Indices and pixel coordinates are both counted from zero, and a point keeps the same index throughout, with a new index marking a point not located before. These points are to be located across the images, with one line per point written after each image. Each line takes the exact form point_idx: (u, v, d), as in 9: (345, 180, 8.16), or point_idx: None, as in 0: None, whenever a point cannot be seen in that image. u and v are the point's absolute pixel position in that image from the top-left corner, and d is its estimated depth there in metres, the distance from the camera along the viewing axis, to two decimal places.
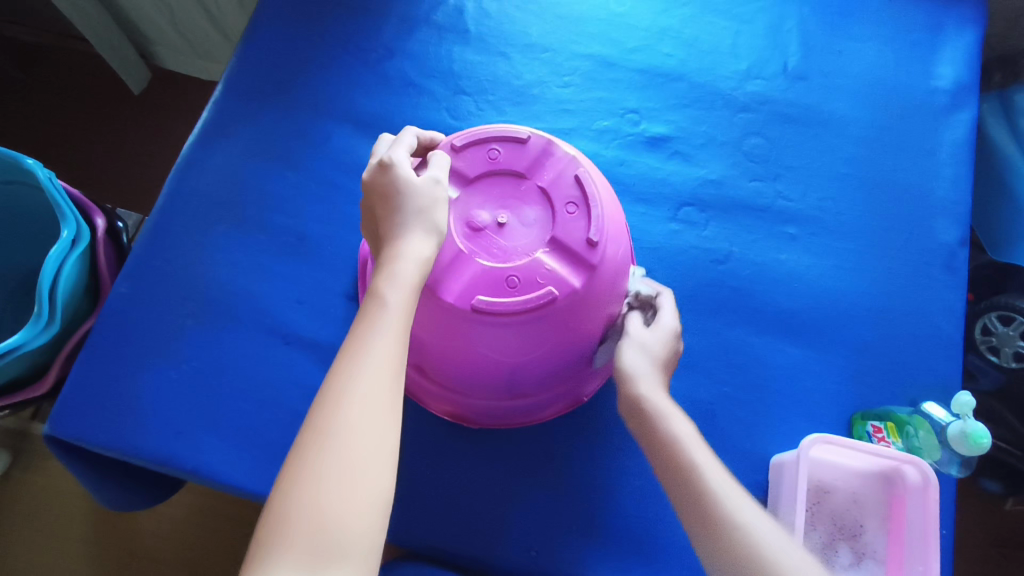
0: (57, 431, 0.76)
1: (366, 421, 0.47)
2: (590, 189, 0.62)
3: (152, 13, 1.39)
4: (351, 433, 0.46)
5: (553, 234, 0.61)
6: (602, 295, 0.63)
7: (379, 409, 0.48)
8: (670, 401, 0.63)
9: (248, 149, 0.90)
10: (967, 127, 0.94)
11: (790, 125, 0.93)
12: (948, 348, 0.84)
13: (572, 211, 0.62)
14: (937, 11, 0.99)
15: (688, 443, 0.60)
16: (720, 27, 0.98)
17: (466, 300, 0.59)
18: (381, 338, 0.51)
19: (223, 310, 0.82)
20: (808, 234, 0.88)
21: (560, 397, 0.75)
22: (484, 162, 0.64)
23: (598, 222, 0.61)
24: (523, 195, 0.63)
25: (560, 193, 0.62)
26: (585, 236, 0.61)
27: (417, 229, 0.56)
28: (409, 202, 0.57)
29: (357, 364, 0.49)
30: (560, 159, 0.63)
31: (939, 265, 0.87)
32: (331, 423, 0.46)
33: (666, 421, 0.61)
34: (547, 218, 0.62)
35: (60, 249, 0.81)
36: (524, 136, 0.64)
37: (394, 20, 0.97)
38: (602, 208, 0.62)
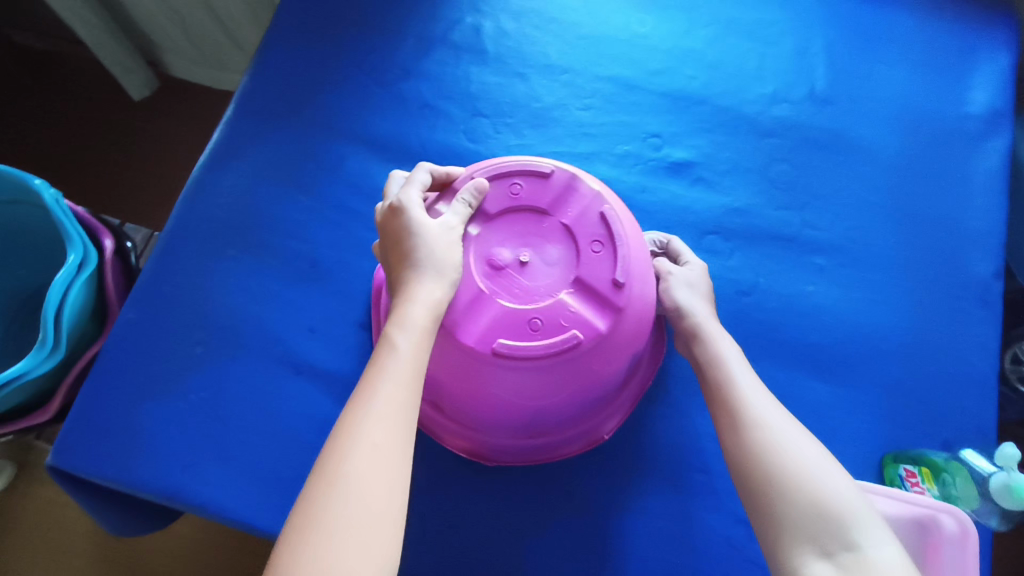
0: (61, 463, 0.74)
1: (375, 476, 0.44)
2: (616, 228, 0.60)
3: (163, 22, 1.38)
4: (358, 489, 0.44)
5: (578, 274, 0.59)
6: (628, 337, 0.60)
7: (387, 463, 0.45)
8: (717, 325, 0.68)
9: (260, 171, 0.88)
10: (1001, 154, 0.90)
11: (817, 151, 0.90)
12: (982, 386, 0.80)
13: (597, 249, 0.60)
14: (971, 33, 0.96)
15: (728, 360, 0.64)
16: (745, 49, 0.95)
17: (486, 342, 0.57)
18: (391, 386, 0.49)
19: (232, 338, 0.80)
20: (836, 265, 0.85)
21: (579, 436, 0.72)
22: (505, 198, 0.62)
23: (623, 262, 0.59)
24: (547, 232, 0.61)
25: (584, 231, 0.61)
26: (610, 276, 0.59)
27: (432, 275, 0.55)
28: (422, 248, 0.55)
29: (365, 414, 0.47)
30: (585, 196, 0.62)
31: (973, 299, 0.84)
32: (337, 479, 0.44)
33: (711, 340, 0.66)
34: (571, 257, 0.60)
35: (66, 273, 0.80)
36: (548, 171, 0.62)
37: (410, 39, 0.95)
38: (628, 247, 0.60)
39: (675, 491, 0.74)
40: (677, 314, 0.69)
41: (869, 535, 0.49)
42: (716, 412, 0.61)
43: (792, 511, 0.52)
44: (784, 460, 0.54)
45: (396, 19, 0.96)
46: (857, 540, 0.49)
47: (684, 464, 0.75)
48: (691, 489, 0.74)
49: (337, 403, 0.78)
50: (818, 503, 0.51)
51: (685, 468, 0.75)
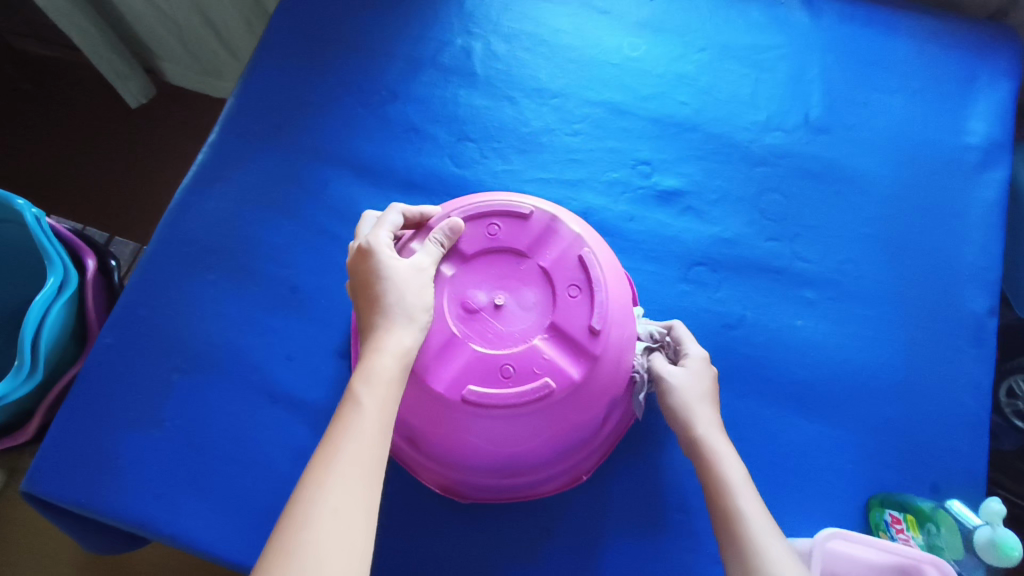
0: (34, 490, 0.73)
1: (337, 545, 0.42)
2: (595, 272, 0.59)
3: (159, 29, 1.37)
4: (319, 559, 0.41)
5: (553, 320, 0.58)
6: (606, 385, 0.59)
7: (351, 530, 0.43)
8: (726, 443, 0.63)
9: (244, 194, 0.87)
10: (999, 187, 0.88)
11: (810, 181, 0.88)
12: (973, 427, 0.79)
13: (575, 293, 0.59)
14: (970, 61, 0.94)
15: (736, 486, 0.59)
16: (739, 75, 0.94)
17: (456, 390, 0.56)
18: (356, 444, 0.47)
19: (210, 365, 0.79)
20: (826, 299, 0.84)
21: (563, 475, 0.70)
22: (482, 239, 0.61)
23: (601, 308, 0.58)
24: (524, 275, 0.60)
25: (560, 275, 0.59)
26: (586, 323, 0.58)
27: (401, 320, 0.54)
28: (394, 292, 0.55)
29: (327, 475, 0.45)
30: (564, 239, 0.61)
31: (966, 336, 0.82)
32: (296, 550, 0.41)
33: (717, 461, 0.61)
34: (547, 301, 0.59)
35: (46, 296, 0.79)
36: (526, 212, 0.61)
37: (399, 60, 0.94)
38: (607, 292, 0.59)
39: (656, 530, 0.73)
40: (682, 423, 0.65)
41: None
42: (721, 535, 0.58)
43: None
44: None
45: (384, 39, 0.95)
46: None
47: (664, 504, 0.74)
48: (671, 529, 0.73)
49: (314, 433, 0.77)
50: None
51: (666, 507, 0.74)
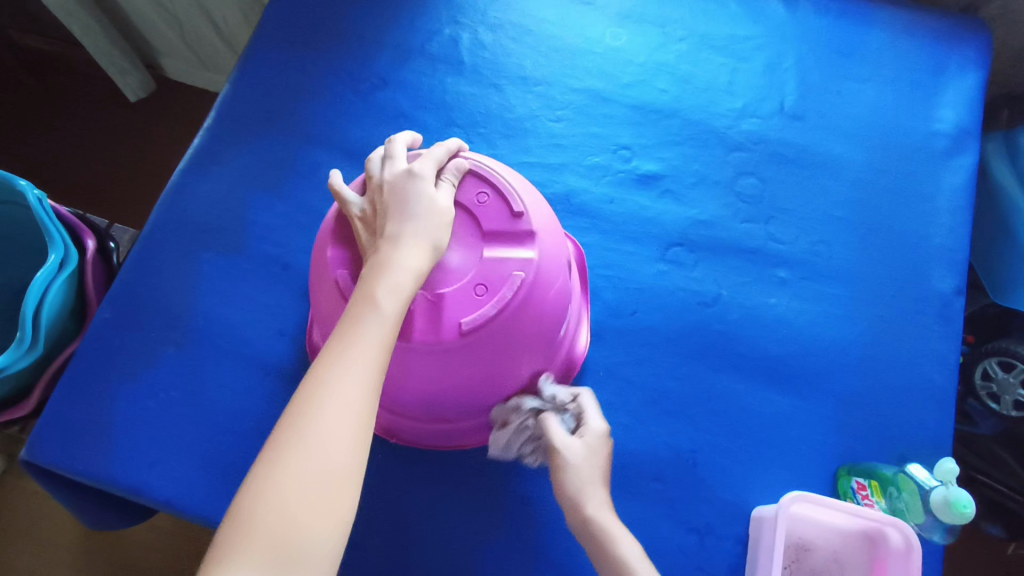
0: (33, 456, 0.76)
1: (345, 435, 0.45)
2: (506, 293, 0.60)
3: (158, 23, 1.41)
4: (324, 444, 0.44)
5: (442, 294, 0.60)
6: (454, 367, 0.61)
7: (356, 424, 0.46)
8: (618, 521, 0.63)
9: (237, 177, 0.90)
10: (967, 172, 0.92)
11: (785, 165, 0.92)
12: (939, 400, 0.82)
13: (477, 294, 0.61)
14: (941, 51, 0.97)
15: (635, 564, 0.60)
16: (717, 64, 0.97)
17: (334, 266, 0.63)
18: (369, 344, 0.50)
19: (204, 339, 0.82)
20: (799, 279, 0.87)
21: (433, 437, 0.73)
22: (466, 201, 0.64)
23: (482, 319, 0.59)
24: (466, 241, 0.63)
25: (479, 269, 0.61)
26: (462, 320, 0.60)
27: (417, 244, 0.57)
28: (421, 215, 0.58)
29: (340, 368, 0.48)
30: (522, 252, 0.62)
31: (934, 314, 0.85)
32: (305, 430, 0.45)
33: (614, 542, 0.61)
34: (454, 278, 0.61)
35: (46, 272, 0.82)
36: (518, 210, 0.63)
37: (389, 49, 0.97)
38: (500, 312, 0.60)
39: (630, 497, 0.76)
40: (571, 502, 0.63)
41: None
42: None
43: None
44: None
45: (374, 29, 0.98)
46: None
47: (639, 472, 0.77)
48: (645, 496, 0.76)
49: None
50: None
51: (641, 475, 0.77)
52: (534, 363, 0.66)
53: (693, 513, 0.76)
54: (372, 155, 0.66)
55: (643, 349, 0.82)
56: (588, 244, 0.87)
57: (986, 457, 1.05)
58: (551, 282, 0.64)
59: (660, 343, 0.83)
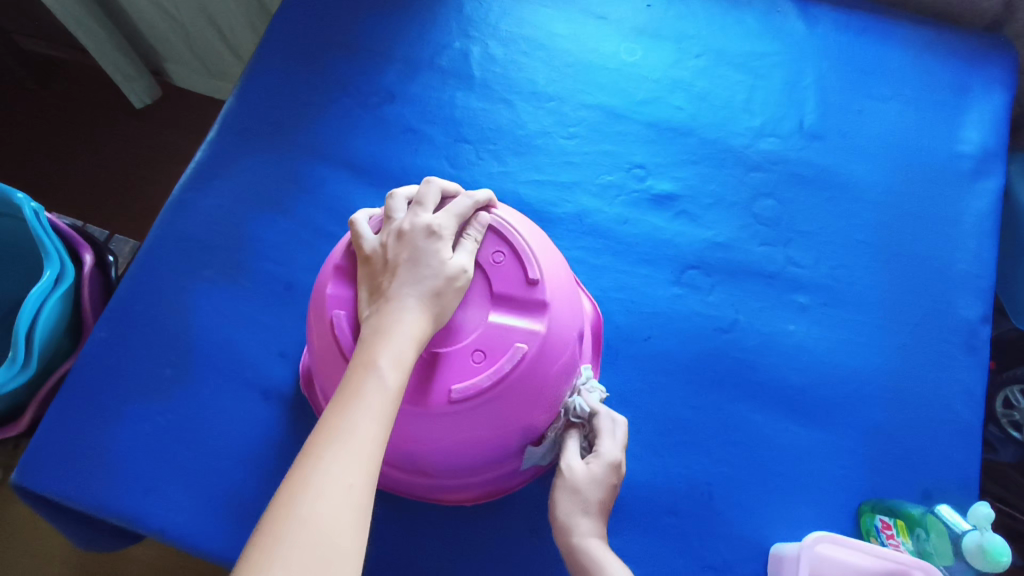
0: (24, 482, 0.73)
1: (340, 514, 0.41)
2: (506, 365, 0.57)
3: (165, 29, 1.40)
4: (321, 532, 0.40)
5: (440, 355, 0.58)
6: (439, 431, 0.59)
7: (354, 510, 0.42)
8: (605, 547, 0.63)
9: (241, 192, 0.87)
10: (992, 196, 0.89)
11: (804, 187, 0.89)
12: (965, 434, 0.78)
13: (474, 360, 0.58)
14: (964, 71, 0.95)
15: None
16: (734, 81, 0.94)
17: (333, 305, 0.60)
18: (367, 416, 0.47)
19: (203, 360, 0.79)
20: (819, 304, 0.84)
21: (427, 489, 0.71)
22: (481, 258, 0.61)
23: (478, 390, 0.56)
24: (474, 298, 0.60)
25: (479, 334, 0.58)
26: (454, 387, 0.57)
27: (419, 312, 0.53)
28: (433, 280, 0.55)
29: (336, 448, 0.44)
30: (530, 322, 0.59)
31: (959, 343, 0.82)
32: (298, 514, 0.40)
33: (602, 570, 0.61)
34: (452, 339, 0.58)
35: (41, 288, 0.79)
36: (534, 277, 0.60)
37: (397, 62, 0.95)
38: (496, 384, 0.57)
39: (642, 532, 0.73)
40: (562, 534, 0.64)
41: None
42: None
43: None
44: None
45: (383, 41, 0.96)
46: None
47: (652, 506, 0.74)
48: (659, 533, 0.73)
49: (303, 431, 0.77)
50: None
51: (655, 510, 0.74)
52: (529, 427, 0.63)
53: (710, 551, 0.73)
54: (395, 194, 0.62)
55: (657, 376, 0.79)
56: (601, 265, 0.84)
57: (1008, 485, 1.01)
58: (557, 356, 0.60)
59: (674, 370, 0.80)
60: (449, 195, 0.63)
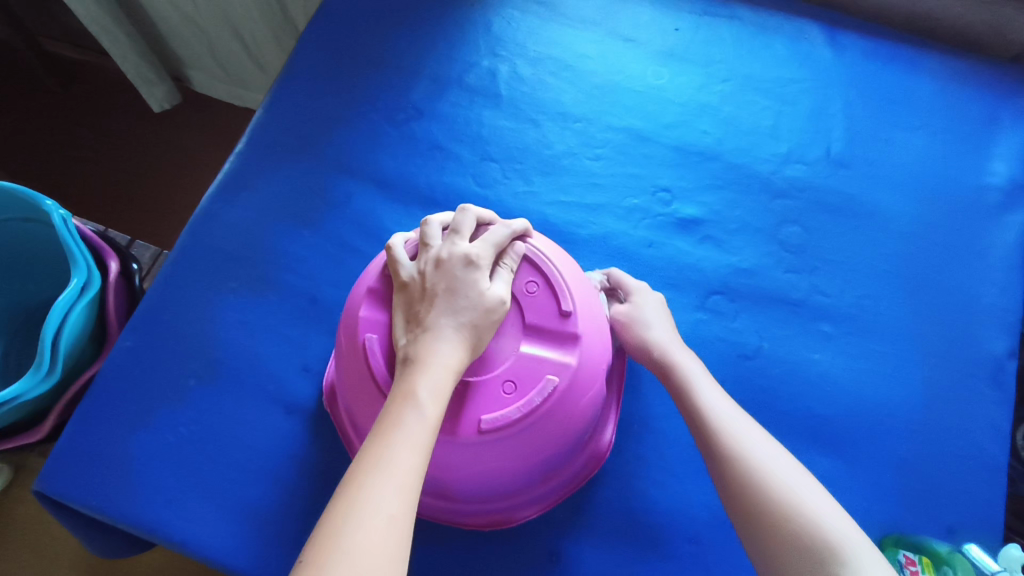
0: (47, 489, 0.73)
1: (379, 546, 0.41)
2: (536, 398, 0.56)
3: (189, 37, 1.43)
4: (362, 566, 0.40)
5: (470, 384, 0.57)
6: (465, 460, 0.58)
7: (394, 542, 0.42)
8: (680, 346, 0.72)
9: (267, 205, 0.88)
10: (1020, 229, 0.88)
11: (830, 215, 0.89)
12: (991, 470, 0.77)
13: (504, 391, 0.57)
14: (992, 102, 0.95)
15: (696, 380, 0.68)
16: (761, 107, 0.94)
17: (365, 328, 0.59)
18: (406, 445, 0.47)
19: (226, 372, 0.80)
20: (844, 334, 0.83)
21: (444, 513, 0.70)
22: (515, 288, 0.60)
23: (507, 421, 0.56)
24: (506, 326, 0.59)
25: (510, 364, 0.58)
26: (483, 417, 0.56)
27: (455, 342, 0.53)
28: (469, 310, 0.54)
29: (374, 481, 0.44)
30: (561, 354, 0.59)
31: (985, 377, 0.82)
32: (340, 546, 0.41)
33: (694, 391, 0.67)
34: (482, 369, 0.58)
35: (68, 296, 0.79)
36: (567, 309, 0.60)
37: (425, 80, 0.95)
38: (525, 416, 0.56)
39: (663, 559, 0.73)
40: (658, 359, 0.71)
41: (863, 553, 0.50)
42: (709, 458, 0.62)
43: (787, 532, 0.53)
44: (783, 490, 0.56)
45: (412, 58, 0.96)
46: (846, 560, 0.50)
47: (674, 533, 0.74)
48: (680, 561, 0.73)
49: (325, 446, 0.77)
50: (806, 517, 0.53)
51: (676, 536, 0.74)
52: (555, 457, 0.63)
53: None
54: (431, 220, 0.61)
55: None
56: None
57: None
58: (588, 389, 0.60)
59: None
60: (484, 220, 0.63)
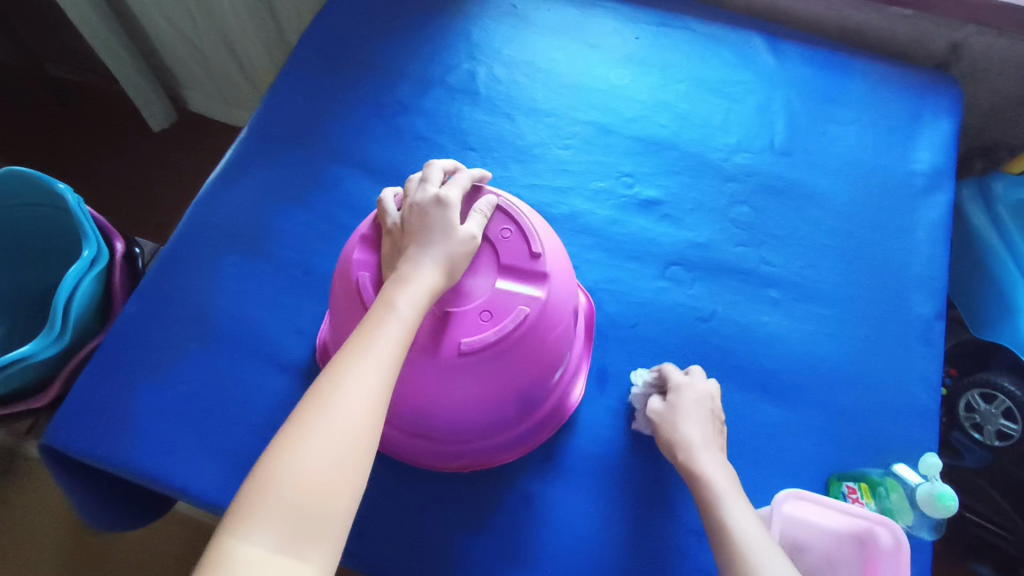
0: (53, 442, 0.78)
1: (358, 412, 0.50)
2: (508, 324, 0.64)
3: (187, 60, 1.54)
4: (340, 428, 0.49)
5: (450, 312, 0.64)
6: (446, 383, 0.65)
7: (369, 412, 0.51)
8: (716, 454, 0.73)
9: (264, 189, 0.96)
10: (944, 208, 0.99)
11: (775, 196, 0.99)
12: (924, 416, 0.85)
13: (481, 319, 0.64)
14: (916, 100, 1.07)
15: (726, 491, 0.68)
16: (713, 104, 1.06)
17: (359, 267, 0.67)
18: (387, 337, 0.55)
19: (225, 336, 0.86)
20: (790, 299, 0.92)
21: (427, 454, 0.77)
22: (491, 234, 0.68)
23: (483, 343, 0.63)
24: (482, 267, 0.67)
25: (486, 297, 0.65)
26: (462, 341, 0.63)
27: (432, 267, 0.60)
28: (444, 242, 0.62)
29: (357, 362, 0.53)
30: (531, 289, 0.67)
31: (916, 336, 0.91)
32: (323, 409, 0.49)
33: (710, 471, 0.70)
34: (462, 301, 0.65)
35: (79, 267, 0.86)
36: (536, 251, 0.67)
37: (411, 80, 1.05)
38: (499, 340, 0.64)
39: (631, 498, 0.79)
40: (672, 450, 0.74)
41: None
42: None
43: None
44: None
45: (400, 62, 1.07)
46: None
47: (641, 476, 0.80)
48: (646, 499, 0.79)
49: None
50: None
51: (643, 478, 0.80)
52: (527, 387, 0.70)
53: (693, 517, 0.78)
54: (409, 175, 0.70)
55: (644, 360, 0.87)
56: (592, 259, 0.93)
57: (971, 489, 1.17)
58: (554, 323, 0.68)
59: (659, 354, 0.87)
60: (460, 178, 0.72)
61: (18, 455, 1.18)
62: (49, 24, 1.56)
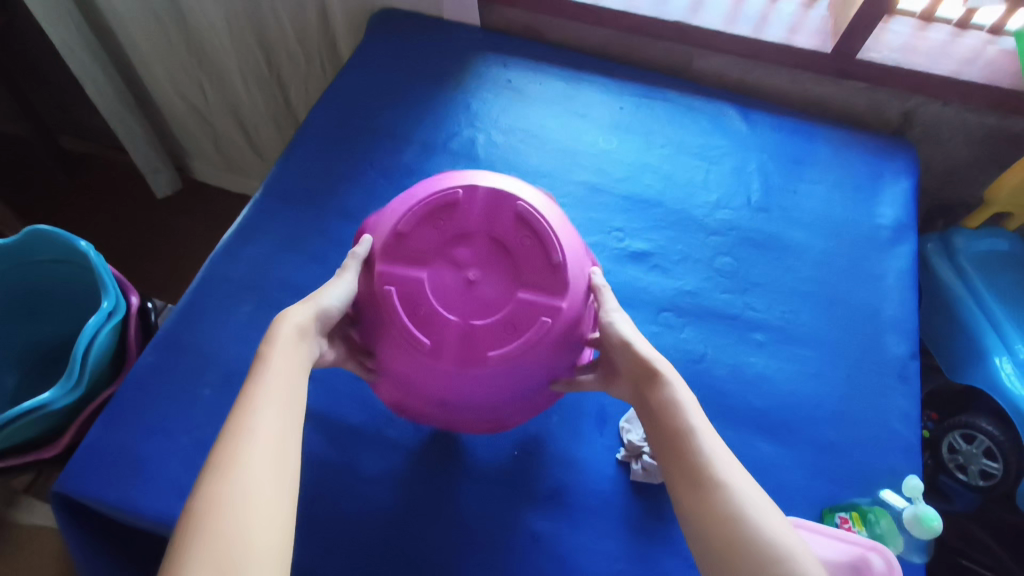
0: (66, 489, 0.79)
1: (271, 438, 0.56)
2: (532, 334, 0.70)
3: (196, 132, 1.63)
4: (262, 454, 0.54)
5: (477, 325, 0.71)
6: (474, 388, 0.72)
7: (281, 438, 0.57)
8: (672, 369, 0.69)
9: (279, 244, 1.02)
10: (909, 257, 1.08)
11: (755, 248, 1.07)
12: (907, 450, 0.90)
13: (507, 330, 0.71)
14: (877, 162, 1.18)
15: (686, 406, 0.65)
16: (694, 166, 1.15)
17: (388, 279, 0.72)
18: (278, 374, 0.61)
19: (238, 383, 0.89)
20: (775, 342, 0.98)
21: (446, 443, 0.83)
22: (512, 242, 0.74)
23: (509, 354, 0.70)
24: (505, 277, 0.73)
25: (513, 307, 0.71)
26: (490, 352, 0.70)
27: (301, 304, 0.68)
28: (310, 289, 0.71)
29: (263, 402, 0.58)
30: (553, 297, 0.72)
31: (894, 375, 0.97)
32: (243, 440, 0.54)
33: (669, 385, 0.67)
34: (489, 312, 0.71)
35: (98, 319, 0.90)
36: (556, 259, 0.73)
37: (416, 146, 1.14)
38: (523, 350, 0.71)
39: (634, 533, 0.82)
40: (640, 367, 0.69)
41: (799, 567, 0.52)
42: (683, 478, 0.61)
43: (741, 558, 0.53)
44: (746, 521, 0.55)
45: (406, 129, 1.16)
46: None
47: (643, 511, 0.83)
48: (649, 535, 0.82)
49: (328, 443, 0.84)
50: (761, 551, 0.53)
51: (645, 514, 0.83)
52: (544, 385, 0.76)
53: None
54: None
55: None
56: None
57: (972, 542, 1.16)
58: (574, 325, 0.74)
59: None
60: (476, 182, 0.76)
61: (9, 523, 1.14)
62: (65, 98, 1.65)
